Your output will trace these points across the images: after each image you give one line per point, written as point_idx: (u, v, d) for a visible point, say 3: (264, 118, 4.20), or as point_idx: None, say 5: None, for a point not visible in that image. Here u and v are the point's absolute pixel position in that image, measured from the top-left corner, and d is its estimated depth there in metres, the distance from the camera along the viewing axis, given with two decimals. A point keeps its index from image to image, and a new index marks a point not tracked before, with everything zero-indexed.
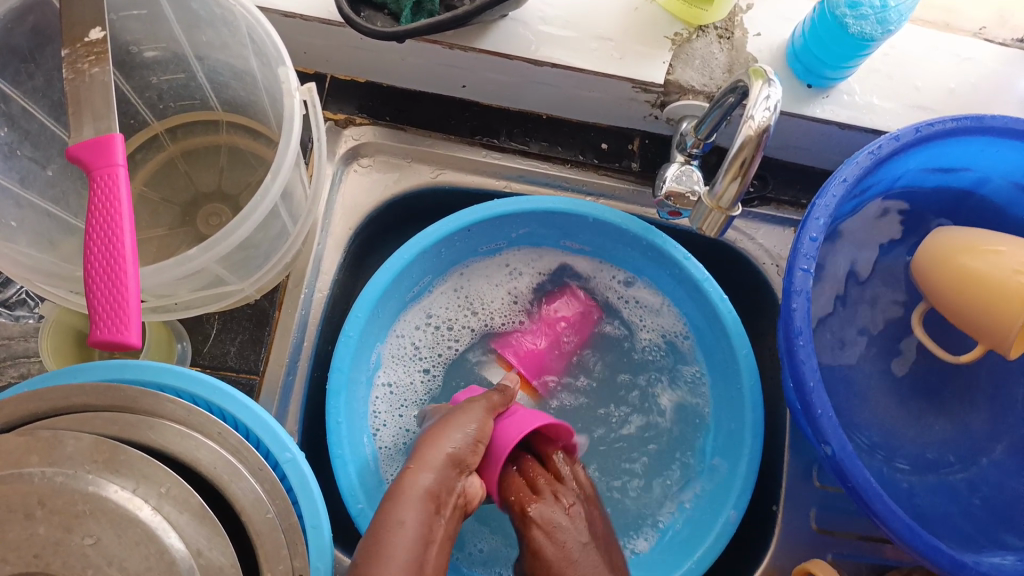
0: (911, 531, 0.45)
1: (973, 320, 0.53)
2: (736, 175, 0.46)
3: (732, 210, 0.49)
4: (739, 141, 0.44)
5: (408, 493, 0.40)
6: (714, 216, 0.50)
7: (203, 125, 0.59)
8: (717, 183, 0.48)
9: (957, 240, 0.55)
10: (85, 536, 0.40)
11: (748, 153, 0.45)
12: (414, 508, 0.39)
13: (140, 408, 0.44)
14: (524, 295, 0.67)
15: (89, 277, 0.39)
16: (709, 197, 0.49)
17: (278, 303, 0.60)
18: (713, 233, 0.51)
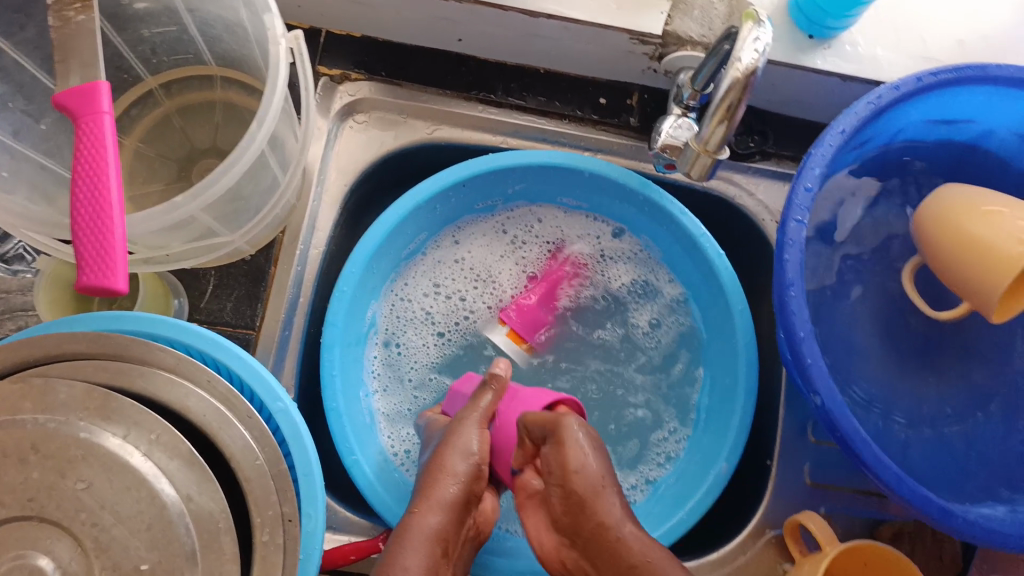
0: (899, 480, 0.46)
1: (962, 279, 0.52)
2: (722, 118, 0.46)
3: (719, 153, 0.49)
4: (726, 84, 0.43)
5: (416, 536, 0.41)
6: (702, 160, 0.50)
7: (198, 81, 0.58)
8: (704, 128, 0.48)
9: (956, 199, 0.53)
10: (77, 481, 0.41)
11: (733, 96, 0.44)
12: (420, 555, 0.40)
13: (131, 356, 0.45)
14: (529, 254, 0.67)
15: (76, 223, 0.39)
16: (697, 142, 0.49)
17: (273, 259, 0.60)
18: (698, 177, 0.51)
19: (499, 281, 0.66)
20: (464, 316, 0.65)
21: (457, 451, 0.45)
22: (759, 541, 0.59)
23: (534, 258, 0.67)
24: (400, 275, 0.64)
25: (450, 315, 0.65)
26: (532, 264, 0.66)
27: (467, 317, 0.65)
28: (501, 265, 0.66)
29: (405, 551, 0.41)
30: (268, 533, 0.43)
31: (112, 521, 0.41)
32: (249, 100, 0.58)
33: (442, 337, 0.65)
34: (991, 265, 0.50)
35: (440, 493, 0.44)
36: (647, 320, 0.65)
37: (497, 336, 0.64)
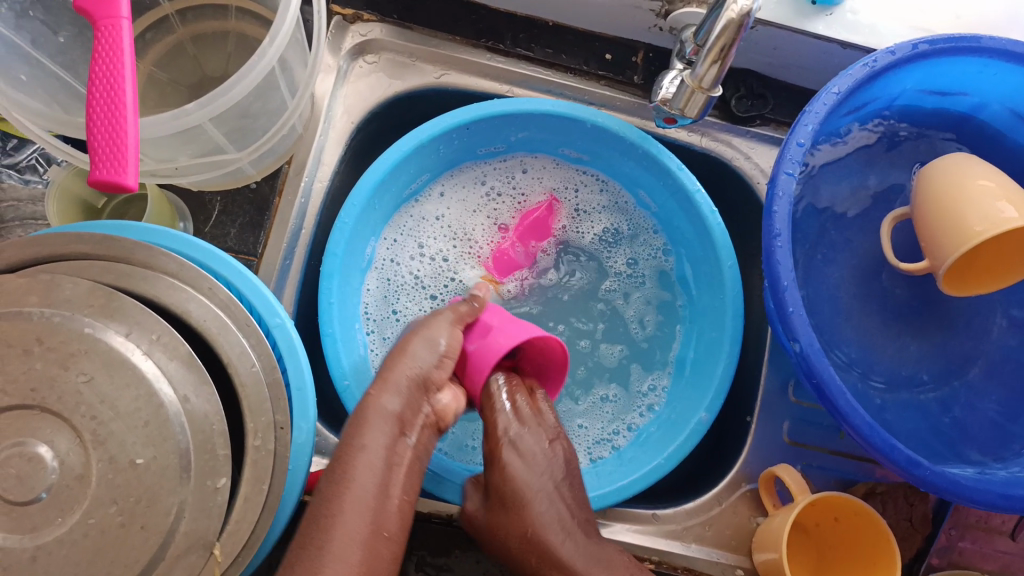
0: (870, 427, 0.46)
1: (928, 240, 0.55)
2: (715, 58, 0.49)
3: (712, 90, 0.52)
4: (720, 25, 0.48)
5: (374, 416, 0.46)
6: (695, 97, 0.54)
7: (213, 9, 0.59)
8: (698, 66, 0.51)
9: (946, 167, 0.55)
10: (79, 374, 0.42)
11: (727, 37, 0.48)
12: (378, 431, 0.46)
13: (136, 260, 0.46)
14: (504, 208, 0.69)
15: (90, 118, 0.40)
16: (691, 80, 0.52)
17: (278, 190, 0.62)
18: (693, 114, 0.55)
19: (474, 238, 0.68)
20: (451, 276, 0.67)
21: (424, 340, 0.51)
22: (735, 493, 0.60)
23: (511, 214, 0.69)
24: (393, 223, 0.66)
25: (436, 275, 0.67)
26: (510, 222, 0.69)
27: (454, 276, 0.67)
28: (476, 220, 0.69)
29: (365, 430, 0.46)
30: (261, 438, 0.45)
31: (110, 416, 0.42)
32: (261, 31, 0.59)
33: (435, 300, 0.66)
34: (953, 233, 0.52)
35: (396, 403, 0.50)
36: (623, 266, 0.69)
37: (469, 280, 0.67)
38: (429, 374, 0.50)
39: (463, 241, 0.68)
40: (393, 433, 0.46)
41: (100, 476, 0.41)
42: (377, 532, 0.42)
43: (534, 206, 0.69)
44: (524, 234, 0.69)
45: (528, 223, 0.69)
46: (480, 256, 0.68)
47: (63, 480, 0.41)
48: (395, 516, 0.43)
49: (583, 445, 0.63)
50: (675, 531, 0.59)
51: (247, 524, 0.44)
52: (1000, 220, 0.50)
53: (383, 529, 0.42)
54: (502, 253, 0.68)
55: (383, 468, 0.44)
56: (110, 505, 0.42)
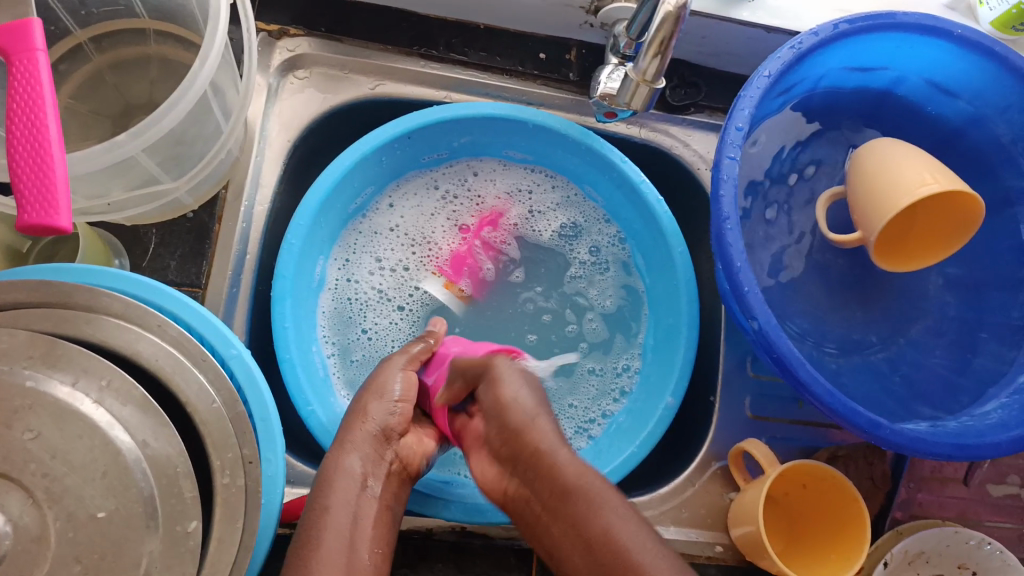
0: (830, 394, 0.48)
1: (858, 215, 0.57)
2: (656, 51, 0.50)
3: (657, 83, 0.53)
4: (660, 18, 0.48)
5: (338, 474, 0.47)
6: (640, 90, 0.54)
7: (132, 34, 0.56)
8: (640, 60, 0.52)
9: (874, 149, 0.57)
10: (25, 431, 0.39)
11: (667, 29, 0.49)
12: (342, 489, 0.46)
13: (76, 303, 0.44)
14: (462, 208, 0.69)
15: (13, 159, 0.37)
16: (635, 73, 0.53)
17: (217, 216, 0.59)
18: (639, 107, 0.55)
19: (434, 241, 0.68)
20: (413, 286, 0.67)
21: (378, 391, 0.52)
22: (705, 474, 0.62)
23: (470, 214, 0.69)
24: (346, 239, 0.65)
25: (399, 285, 0.66)
26: (469, 222, 0.69)
27: (414, 285, 0.67)
28: (434, 223, 0.68)
29: (330, 490, 0.46)
30: (230, 475, 0.43)
31: (64, 470, 0.40)
32: (183, 54, 0.57)
33: (403, 311, 0.66)
34: (880, 207, 0.54)
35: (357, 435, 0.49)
36: (587, 255, 0.69)
37: (430, 287, 0.67)
38: (386, 424, 0.51)
39: (421, 248, 0.67)
40: (358, 490, 0.47)
41: (59, 536, 0.39)
42: None
43: (489, 207, 0.69)
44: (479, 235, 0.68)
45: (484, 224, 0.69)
46: (439, 262, 0.67)
47: (19, 544, 0.39)
48: (369, 567, 0.44)
49: (561, 439, 0.63)
50: (652, 517, 0.60)
51: (222, 565, 0.42)
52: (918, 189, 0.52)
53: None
54: (461, 258, 0.68)
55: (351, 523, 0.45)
56: (73, 565, 0.39)
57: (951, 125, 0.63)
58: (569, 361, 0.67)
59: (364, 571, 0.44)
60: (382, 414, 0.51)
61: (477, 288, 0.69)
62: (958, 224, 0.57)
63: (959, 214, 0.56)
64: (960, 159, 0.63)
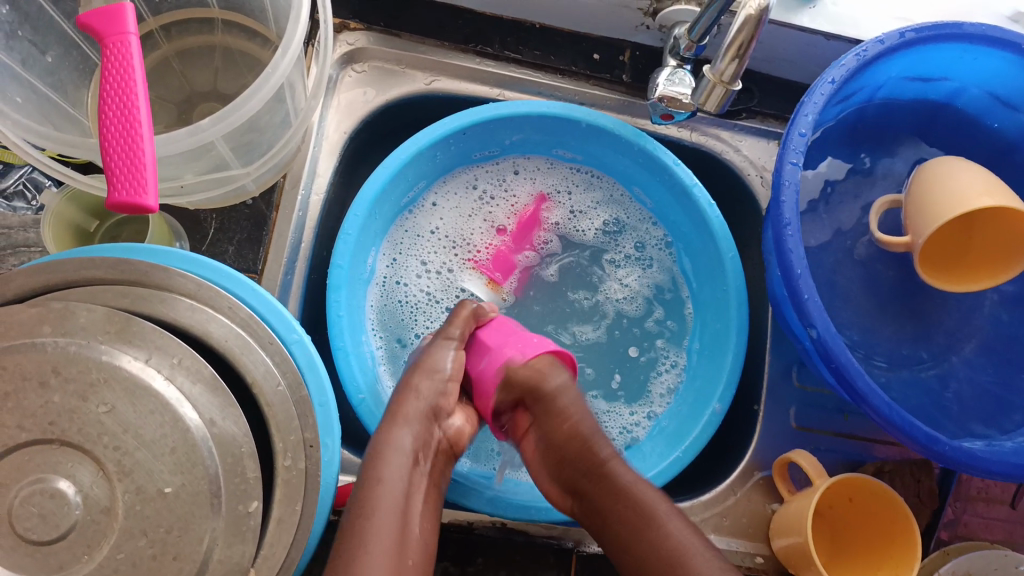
0: (889, 408, 0.49)
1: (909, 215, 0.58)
2: (734, 55, 0.50)
3: (733, 85, 0.52)
4: (740, 21, 0.48)
5: (390, 450, 0.49)
6: (716, 92, 0.53)
7: (198, 24, 0.58)
8: (718, 61, 0.51)
9: (943, 162, 0.57)
10: (100, 404, 0.40)
11: (747, 33, 0.48)
12: (396, 465, 0.49)
13: (151, 282, 0.45)
14: (499, 209, 0.69)
15: (106, 140, 0.39)
16: (710, 73, 0.52)
17: (274, 205, 0.60)
18: (712, 110, 0.55)
19: (470, 246, 0.68)
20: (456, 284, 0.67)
21: (427, 368, 0.54)
22: (748, 483, 0.62)
23: (506, 215, 0.69)
24: (394, 236, 0.66)
25: (446, 287, 0.67)
26: (506, 224, 0.69)
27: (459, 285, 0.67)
28: (472, 224, 0.69)
29: (383, 463, 0.49)
30: (291, 458, 0.44)
31: (135, 445, 0.40)
32: (248, 44, 0.58)
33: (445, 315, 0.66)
34: (929, 214, 0.55)
35: (410, 410, 0.52)
36: (632, 249, 0.69)
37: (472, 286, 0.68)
38: (435, 405, 0.54)
39: (462, 247, 0.68)
40: (409, 465, 0.50)
41: (127, 508, 0.40)
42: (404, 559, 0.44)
43: (528, 207, 0.69)
44: (519, 233, 0.69)
45: (523, 224, 0.69)
46: (479, 261, 0.68)
47: (89, 514, 0.40)
48: (420, 543, 0.46)
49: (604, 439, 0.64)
50: (693, 524, 0.61)
51: (281, 546, 0.43)
52: (967, 202, 0.53)
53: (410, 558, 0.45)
54: (502, 256, 0.69)
55: (403, 499, 0.47)
56: (140, 537, 0.40)
57: (1007, 140, 0.63)
58: (613, 363, 0.67)
59: (415, 549, 0.45)
60: (432, 394, 0.54)
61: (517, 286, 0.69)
62: (1005, 257, 0.57)
63: (1014, 248, 0.56)
64: (1019, 172, 0.63)
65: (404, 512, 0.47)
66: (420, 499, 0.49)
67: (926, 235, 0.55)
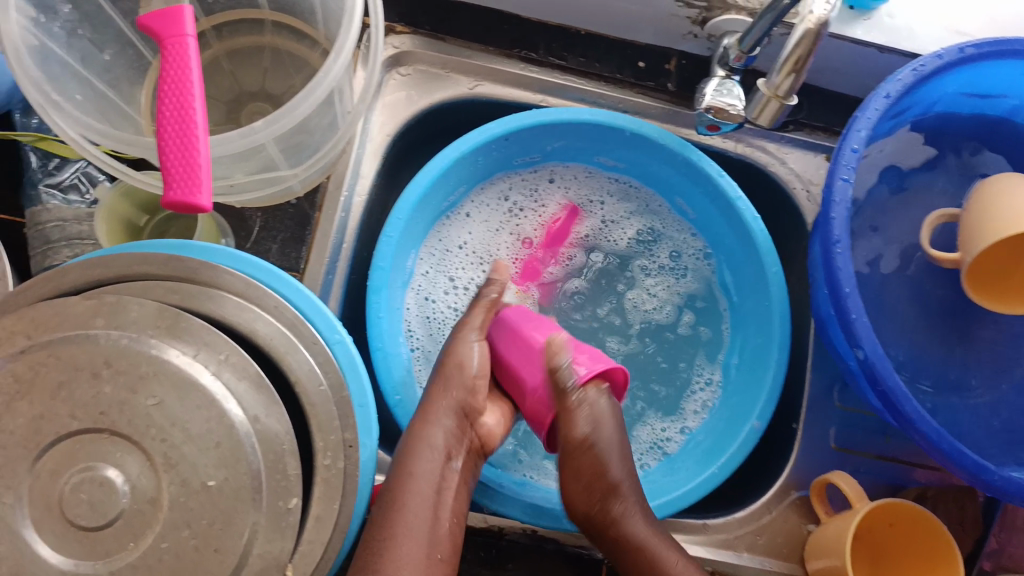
0: (937, 433, 0.48)
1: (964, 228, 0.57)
2: (792, 69, 0.49)
3: (789, 99, 0.52)
4: (798, 36, 0.47)
5: (421, 444, 0.52)
6: (771, 105, 0.53)
7: (248, 24, 0.58)
8: (774, 75, 0.51)
9: (1003, 178, 0.56)
10: (149, 397, 0.41)
11: (803, 48, 0.47)
12: (428, 460, 0.51)
13: (200, 280, 0.46)
14: (531, 220, 0.69)
15: (163, 139, 0.40)
16: (766, 87, 0.52)
17: (317, 206, 0.61)
18: (767, 123, 0.54)
19: (503, 255, 0.68)
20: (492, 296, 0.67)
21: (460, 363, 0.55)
22: (785, 501, 0.61)
23: (534, 227, 0.69)
24: (427, 245, 0.66)
25: (475, 302, 0.66)
26: (533, 236, 0.69)
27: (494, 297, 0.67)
28: (499, 239, 0.68)
29: (416, 457, 0.51)
30: (331, 457, 0.45)
31: (181, 439, 0.41)
32: (298, 45, 0.59)
33: None
34: (983, 230, 0.54)
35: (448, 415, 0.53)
36: (667, 259, 0.69)
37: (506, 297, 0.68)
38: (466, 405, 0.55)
39: (496, 255, 0.68)
40: (442, 463, 0.52)
41: (172, 500, 0.41)
42: (430, 555, 0.47)
43: (560, 218, 0.70)
44: (550, 244, 0.69)
45: (557, 235, 0.69)
46: (512, 272, 0.68)
47: (135, 504, 0.40)
48: (448, 532, 0.49)
49: (637, 452, 0.64)
50: (727, 540, 0.60)
51: (318, 544, 0.44)
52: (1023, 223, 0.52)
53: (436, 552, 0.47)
54: (535, 267, 0.69)
55: (434, 494, 0.50)
56: (184, 529, 0.41)
57: None
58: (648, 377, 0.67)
59: (442, 543, 0.48)
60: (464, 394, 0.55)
61: (551, 296, 0.69)
62: None
63: None
64: None
65: (435, 505, 0.50)
66: (452, 494, 0.51)
67: (978, 251, 0.54)
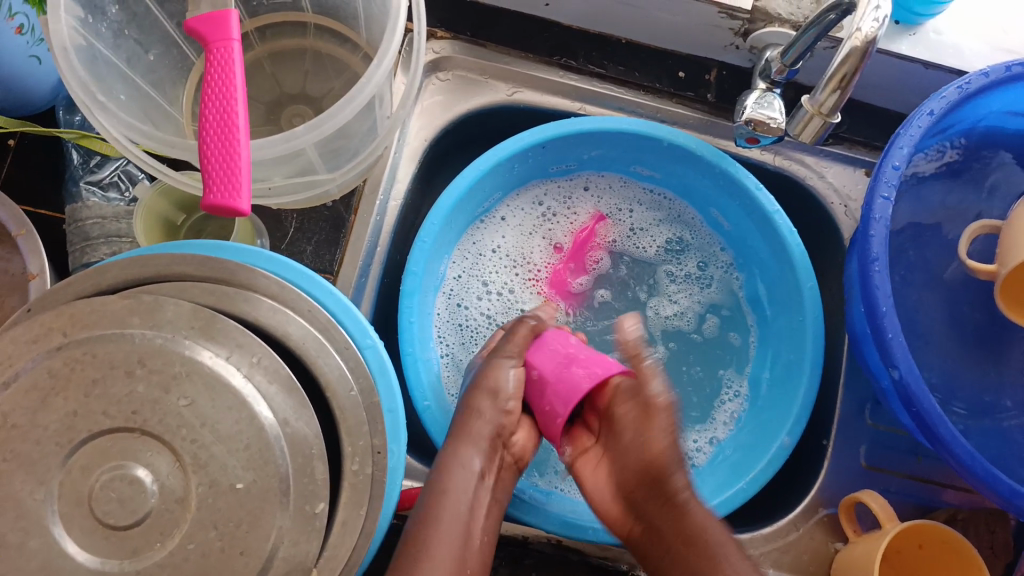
0: (972, 458, 0.47)
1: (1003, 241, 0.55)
2: (836, 86, 0.48)
3: (833, 116, 0.50)
4: (845, 52, 0.46)
5: (456, 461, 0.50)
6: (814, 123, 0.52)
7: (293, 27, 0.59)
8: (818, 91, 0.50)
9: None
10: (181, 397, 0.41)
11: (850, 65, 0.46)
12: (462, 478, 0.49)
13: (236, 281, 0.46)
14: (562, 226, 0.69)
15: (204, 142, 0.40)
16: (809, 104, 0.51)
17: (353, 208, 0.61)
18: (809, 140, 0.53)
19: (532, 262, 0.68)
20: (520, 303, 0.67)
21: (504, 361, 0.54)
22: (812, 520, 0.60)
23: (565, 233, 0.69)
24: (458, 250, 0.66)
25: (506, 309, 0.66)
26: (563, 242, 0.69)
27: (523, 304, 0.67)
28: (532, 243, 0.68)
29: (449, 473, 0.50)
30: (359, 462, 0.44)
31: (211, 439, 0.41)
32: (339, 49, 0.59)
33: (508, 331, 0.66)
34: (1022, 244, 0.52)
35: (474, 422, 0.52)
36: (694, 268, 0.69)
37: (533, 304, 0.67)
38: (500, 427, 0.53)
39: (526, 262, 0.68)
40: (476, 480, 0.50)
41: (200, 500, 0.40)
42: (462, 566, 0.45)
43: (591, 226, 0.69)
44: (580, 252, 0.68)
45: (588, 243, 0.69)
46: (541, 279, 0.68)
47: (164, 503, 0.40)
48: (479, 554, 0.47)
49: None
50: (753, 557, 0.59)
51: (343, 548, 0.44)
52: None
53: (468, 565, 0.46)
54: (564, 275, 0.68)
55: (467, 513, 0.48)
56: (210, 529, 0.41)
57: None
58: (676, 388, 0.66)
59: (473, 559, 0.46)
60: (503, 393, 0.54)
61: (579, 304, 0.68)
62: None
63: None
64: None
65: (467, 523, 0.48)
66: (483, 513, 0.50)
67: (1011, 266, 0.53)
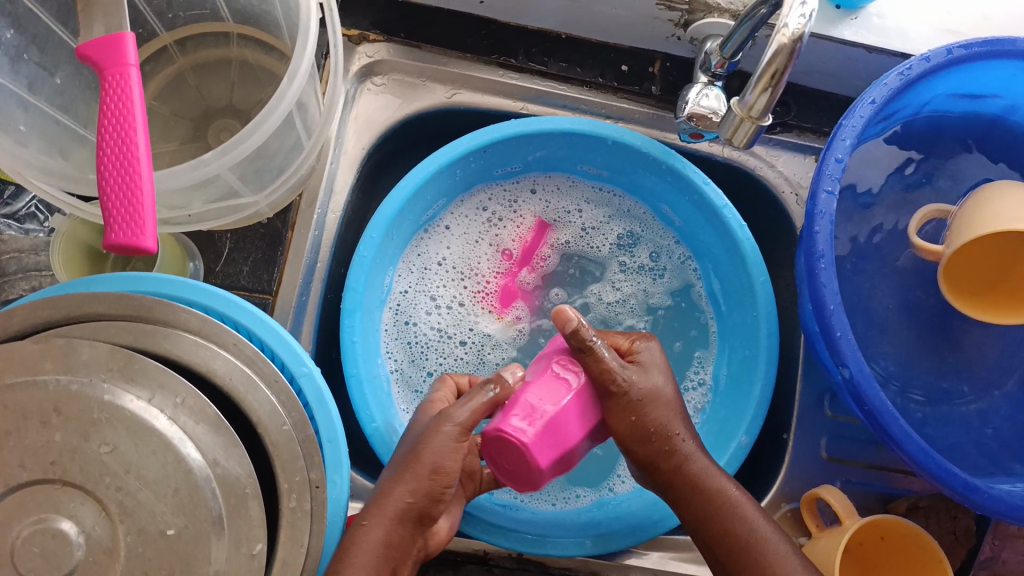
0: (923, 454, 0.46)
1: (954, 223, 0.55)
2: (767, 84, 0.46)
3: (763, 120, 0.49)
4: (772, 49, 0.44)
5: (361, 548, 0.45)
6: (745, 126, 0.50)
7: (215, 37, 0.56)
8: (747, 93, 0.48)
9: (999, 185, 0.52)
10: (102, 444, 0.38)
11: (781, 61, 0.44)
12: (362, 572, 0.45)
13: (154, 317, 0.44)
14: (507, 233, 0.67)
15: (102, 177, 0.38)
16: (739, 107, 0.49)
17: (290, 223, 0.59)
18: (742, 143, 0.51)
19: (481, 271, 0.66)
20: (470, 317, 0.65)
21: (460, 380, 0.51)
22: (775, 515, 0.60)
23: (513, 239, 0.67)
24: (404, 262, 0.64)
25: (456, 321, 0.64)
26: (512, 248, 0.67)
27: (473, 321, 0.65)
28: (478, 251, 0.66)
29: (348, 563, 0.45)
30: (296, 499, 0.42)
31: (137, 485, 0.38)
32: (265, 58, 0.56)
33: (465, 346, 0.64)
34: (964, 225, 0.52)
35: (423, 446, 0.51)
36: (647, 259, 0.67)
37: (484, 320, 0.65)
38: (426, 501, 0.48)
39: (472, 271, 0.66)
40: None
41: (129, 550, 0.37)
42: None
43: (538, 231, 0.67)
44: (528, 258, 0.67)
45: (535, 249, 0.67)
46: (490, 289, 0.66)
47: (91, 555, 0.37)
48: None
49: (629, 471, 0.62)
50: None
51: None
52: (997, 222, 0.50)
53: None
54: (512, 282, 0.66)
55: None
56: None
57: None
58: None
59: None
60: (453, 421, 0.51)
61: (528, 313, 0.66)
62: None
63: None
64: None
65: None
66: None
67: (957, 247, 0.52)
